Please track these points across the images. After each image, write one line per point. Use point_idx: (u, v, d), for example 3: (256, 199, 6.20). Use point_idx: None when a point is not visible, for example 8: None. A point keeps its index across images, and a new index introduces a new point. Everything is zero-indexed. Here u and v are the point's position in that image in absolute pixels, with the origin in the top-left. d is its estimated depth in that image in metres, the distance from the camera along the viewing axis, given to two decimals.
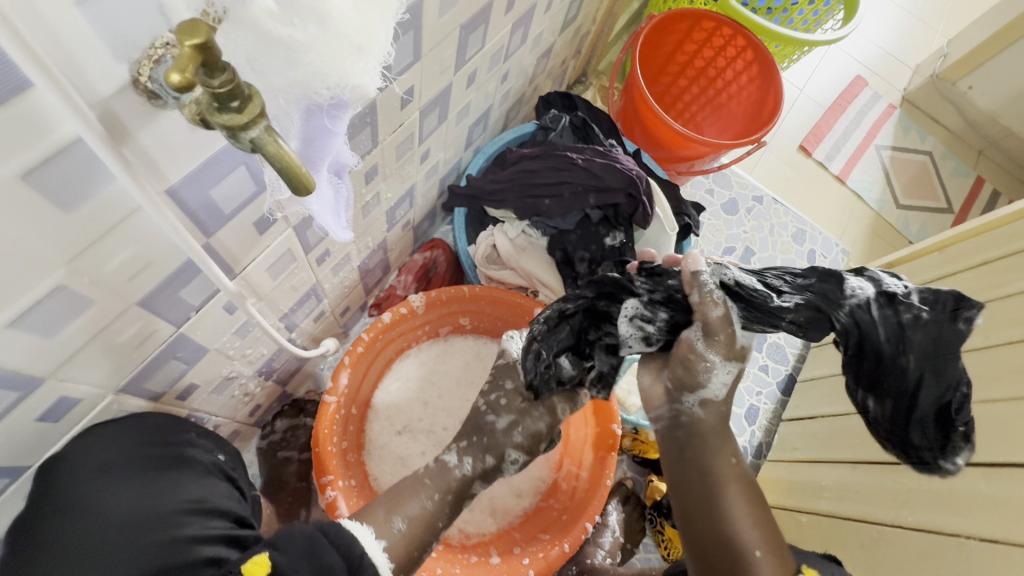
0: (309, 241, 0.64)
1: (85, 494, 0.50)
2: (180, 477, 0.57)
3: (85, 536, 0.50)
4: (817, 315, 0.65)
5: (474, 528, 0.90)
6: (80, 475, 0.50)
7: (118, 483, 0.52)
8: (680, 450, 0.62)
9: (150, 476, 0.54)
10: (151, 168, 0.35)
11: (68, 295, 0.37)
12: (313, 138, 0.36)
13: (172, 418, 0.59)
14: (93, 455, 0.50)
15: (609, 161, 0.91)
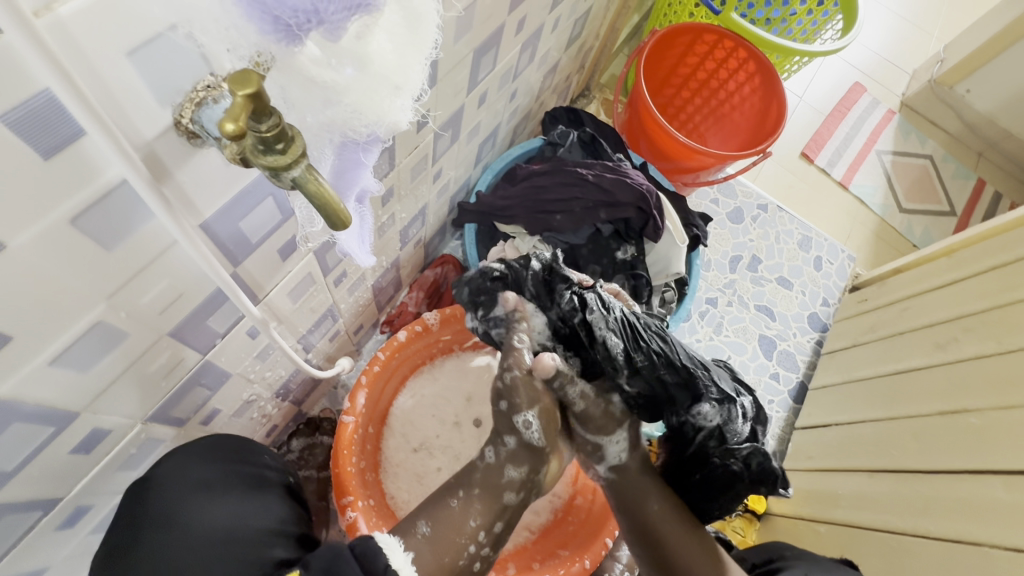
0: (328, 264, 0.65)
1: (186, 509, 0.56)
2: (262, 497, 0.62)
3: (182, 549, 0.55)
4: (650, 398, 0.76)
5: None
6: (181, 492, 0.56)
7: (210, 499, 0.58)
8: (621, 508, 0.77)
9: (237, 493, 0.61)
10: (186, 204, 0.36)
11: (104, 330, 0.37)
12: (344, 170, 0.37)
13: (252, 441, 0.66)
14: (191, 473, 0.56)
15: (619, 176, 0.92)
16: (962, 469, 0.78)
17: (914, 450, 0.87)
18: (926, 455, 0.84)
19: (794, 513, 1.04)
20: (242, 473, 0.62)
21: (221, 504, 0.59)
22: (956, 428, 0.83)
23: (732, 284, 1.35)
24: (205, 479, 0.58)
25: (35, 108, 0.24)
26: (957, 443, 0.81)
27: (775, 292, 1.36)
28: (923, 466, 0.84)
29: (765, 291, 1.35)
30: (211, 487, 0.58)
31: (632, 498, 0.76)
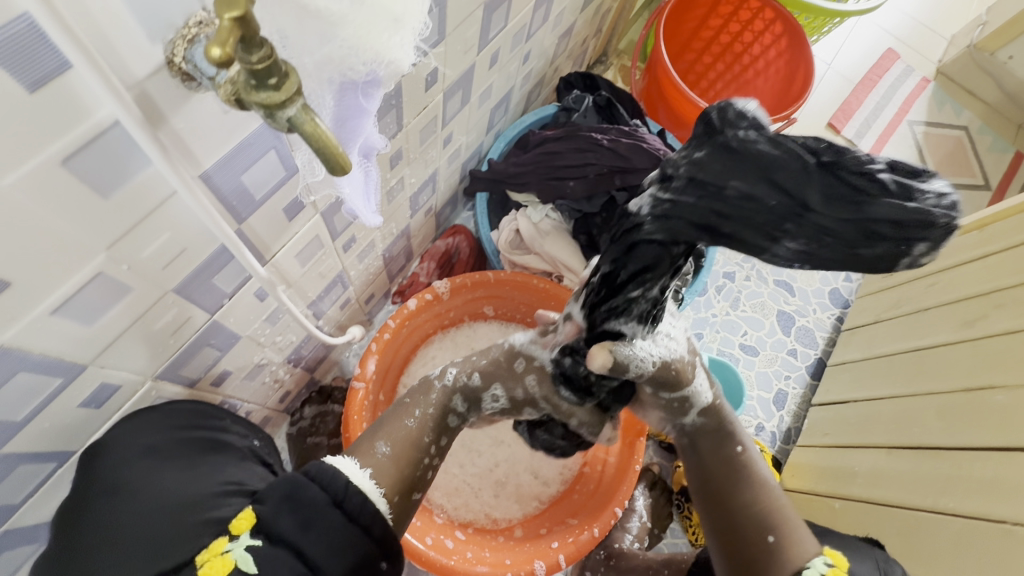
0: (336, 228, 0.64)
1: (134, 476, 0.49)
2: (218, 463, 0.55)
3: (128, 519, 0.48)
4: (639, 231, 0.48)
5: (501, 514, 0.90)
6: (123, 456, 0.49)
7: (159, 464, 0.51)
8: (700, 437, 0.69)
9: (186, 460, 0.53)
10: (183, 151, 0.35)
11: (107, 281, 0.37)
12: (345, 118, 0.35)
13: (211, 409, 0.58)
14: (137, 435, 0.49)
15: (636, 141, 0.88)
16: (986, 447, 0.75)
17: (936, 428, 0.84)
18: (949, 433, 0.82)
19: (809, 488, 1.02)
20: (201, 436, 0.55)
21: (170, 471, 0.51)
22: (982, 406, 0.80)
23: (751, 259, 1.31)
24: (153, 444, 0.50)
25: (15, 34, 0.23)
26: (982, 419, 0.78)
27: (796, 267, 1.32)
28: (945, 443, 0.81)
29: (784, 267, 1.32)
30: (158, 452, 0.51)
31: (725, 433, 0.68)
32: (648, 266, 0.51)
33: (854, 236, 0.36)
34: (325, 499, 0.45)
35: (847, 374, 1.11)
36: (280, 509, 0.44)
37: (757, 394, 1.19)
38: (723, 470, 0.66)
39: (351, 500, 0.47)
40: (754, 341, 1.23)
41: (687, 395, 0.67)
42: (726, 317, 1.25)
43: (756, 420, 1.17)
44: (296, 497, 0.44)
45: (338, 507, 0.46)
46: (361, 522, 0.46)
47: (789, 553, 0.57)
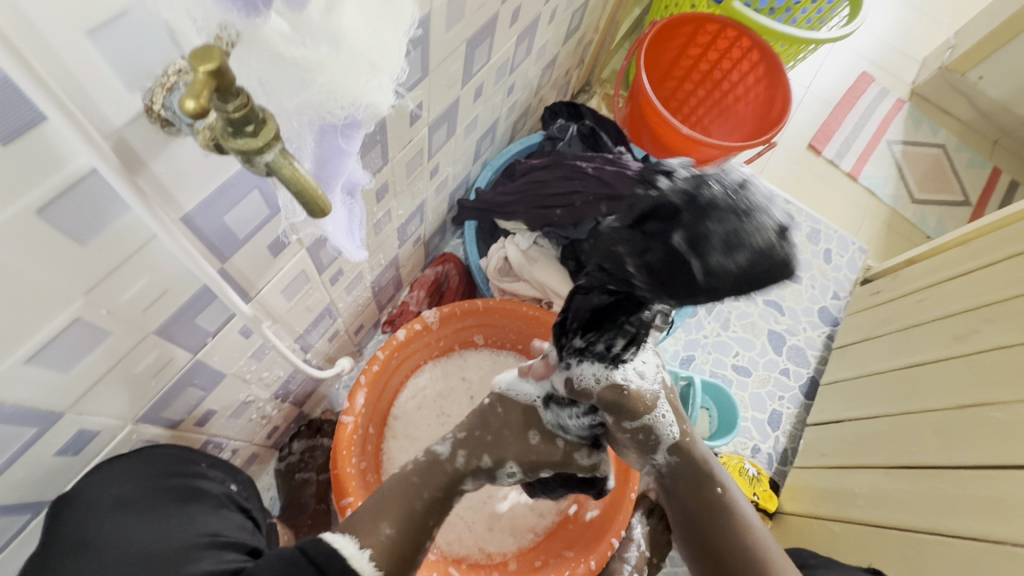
0: (322, 262, 0.64)
1: (101, 530, 0.47)
2: (190, 512, 0.53)
3: None
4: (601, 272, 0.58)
5: (495, 548, 0.88)
6: (95, 510, 0.47)
7: (132, 516, 0.49)
8: (680, 484, 0.71)
9: (162, 509, 0.51)
10: (163, 195, 0.35)
11: (85, 327, 0.36)
12: (326, 158, 0.36)
13: (189, 454, 0.56)
14: (111, 486, 0.47)
15: (621, 167, 0.85)
16: (981, 465, 0.75)
17: (931, 446, 0.83)
18: (943, 451, 0.81)
19: (808, 510, 1.00)
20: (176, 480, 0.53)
21: (141, 523, 0.49)
22: (975, 423, 0.79)
23: None
24: (127, 495, 0.48)
25: None
26: (976, 436, 0.78)
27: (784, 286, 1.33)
28: (940, 461, 0.81)
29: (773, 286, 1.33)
30: (130, 504, 0.48)
31: (699, 476, 0.70)
32: (592, 324, 0.62)
33: (643, 244, 0.50)
34: None
35: (840, 393, 1.11)
36: None
37: (752, 414, 1.19)
38: (705, 518, 0.68)
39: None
40: (746, 361, 1.24)
41: (650, 425, 0.69)
42: (718, 338, 1.25)
43: (752, 441, 1.17)
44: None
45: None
46: None
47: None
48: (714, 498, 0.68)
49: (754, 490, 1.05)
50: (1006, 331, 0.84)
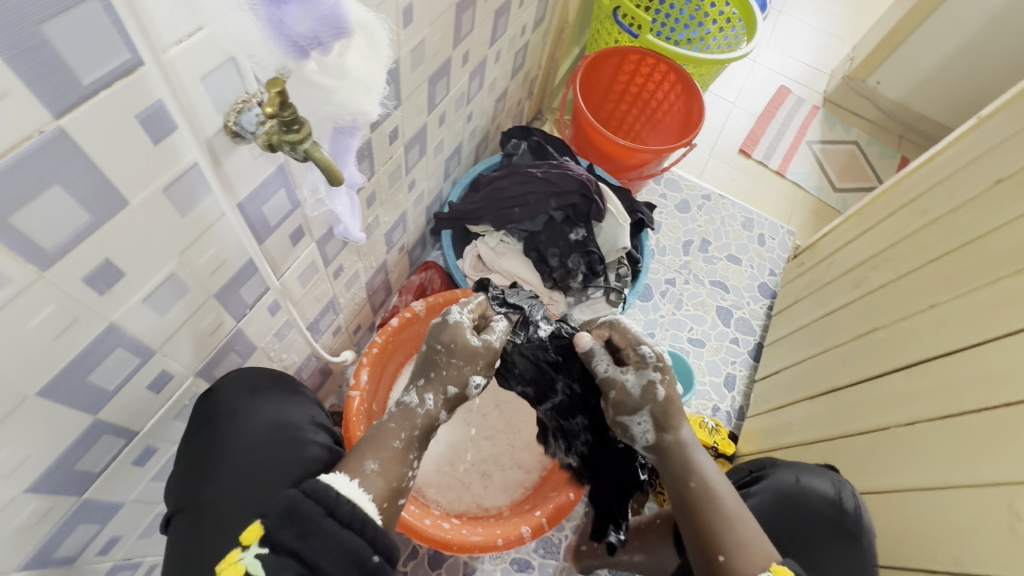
0: (328, 255, 0.81)
1: (243, 409, 0.69)
2: (295, 402, 0.77)
3: (244, 441, 0.70)
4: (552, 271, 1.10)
5: (490, 502, 1.01)
6: (237, 394, 0.69)
7: (260, 402, 0.72)
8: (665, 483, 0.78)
9: (277, 397, 0.75)
10: (230, 186, 0.52)
11: (176, 281, 0.53)
12: (337, 153, 0.54)
13: (291, 378, 0.79)
14: (243, 380, 0.71)
15: (563, 170, 1.09)
16: (874, 376, 0.92)
17: (842, 371, 1.01)
18: (850, 373, 0.98)
19: (758, 449, 1.16)
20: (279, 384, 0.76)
21: (265, 406, 0.72)
22: (870, 346, 0.97)
23: (687, 265, 1.52)
24: (254, 386, 0.72)
25: (152, 112, 0.40)
26: (870, 356, 0.96)
27: (726, 268, 1.53)
28: (848, 381, 0.98)
29: (716, 268, 1.52)
30: (257, 392, 0.72)
31: (676, 474, 0.76)
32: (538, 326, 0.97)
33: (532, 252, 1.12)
34: (320, 511, 0.56)
35: (779, 349, 1.28)
36: (281, 525, 0.53)
37: (708, 379, 1.35)
38: (685, 513, 0.73)
39: (343, 509, 0.57)
40: (699, 334, 1.41)
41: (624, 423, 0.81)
42: (673, 316, 1.43)
43: (711, 401, 1.33)
44: (295, 512, 0.54)
45: (331, 517, 0.56)
46: (353, 526, 0.57)
47: (741, 563, 0.65)
48: (693, 495, 0.73)
49: (715, 439, 1.19)
50: (888, 272, 1.03)
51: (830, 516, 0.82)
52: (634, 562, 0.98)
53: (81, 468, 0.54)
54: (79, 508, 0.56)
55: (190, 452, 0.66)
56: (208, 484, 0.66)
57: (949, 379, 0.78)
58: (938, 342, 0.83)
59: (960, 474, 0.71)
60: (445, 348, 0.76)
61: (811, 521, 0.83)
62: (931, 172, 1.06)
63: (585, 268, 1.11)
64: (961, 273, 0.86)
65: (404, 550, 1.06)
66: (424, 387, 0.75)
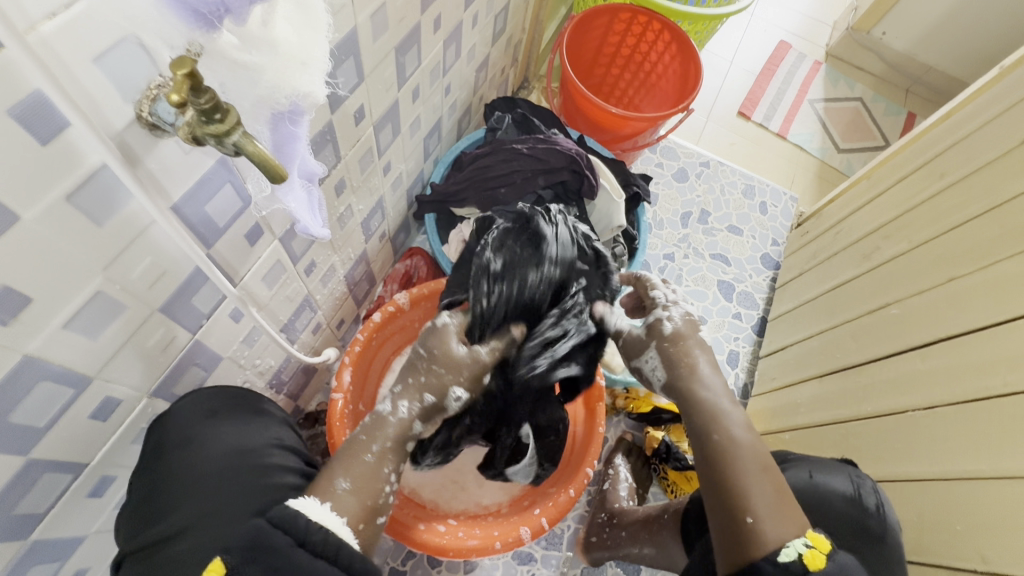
0: (296, 251, 0.74)
1: (200, 432, 0.62)
2: (260, 423, 0.70)
3: (197, 466, 0.61)
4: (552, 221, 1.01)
5: (490, 500, 0.97)
6: (193, 417, 0.62)
7: (218, 427, 0.64)
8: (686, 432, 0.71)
9: (239, 419, 0.67)
10: (158, 187, 0.45)
11: (105, 299, 0.46)
12: (281, 143, 0.46)
13: (263, 404, 0.74)
14: (199, 403, 0.63)
15: (550, 145, 1.01)
16: (888, 354, 0.87)
17: (853, 349, 0.96)
18: (862, 351, 0.93)
19: (764, 430, 1.11)
20: (240, 405, 0.69)
21: (223, 430, 0.65)
22: (883, 321, 0.92)
23: (686, 238, 1.44)
24: (212, 408, 0.64)
25: (31, 105, 0.33)
26: (884, 332, 0.90)
27: (727, 240, 1.46)
28: (860, 360, 0.93)
29: (717, 240, 1.45)
30: (216, 414, 0.64)
31: (698, 424, 0.69)
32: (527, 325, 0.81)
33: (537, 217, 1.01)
34: (289, 541, 0.53)
35: (784, 324, 1.23)
36: (248, 561, 0.52)
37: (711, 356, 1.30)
38: (709, 466, 0.66)
39: (315, 538, 0.54)
40: (701, 310, 1.36)
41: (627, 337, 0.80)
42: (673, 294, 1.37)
43: None
44: (261, 544, 0.53)
45: (303, 548, 0.53)
46: (327, 554, 0.53)
47: (775, 527, 0.60)
48: (716, 445, 0.66)
49: None
50: (901, 241, 0.97)
51: (851, 516, 0.72)
52: (644, 554, 0.95)
53: (21, 510, 0.48)
54: (27, 550, 0.51)
55: (145, 484, 0.60)
56: (164, 521, 0.58)
57: (974, 360, 0.72)
58: (961, 319, 0.77)
59: (985, 461, 0.66)
60: (429, 353, 0.68)
61: (832, 520, 0.73)
62: (948, 130, 0.99)
63: None
64: (984, 243, 0.79)
65: (402, 550, 1.03)
66: (399, 393, 0.67)
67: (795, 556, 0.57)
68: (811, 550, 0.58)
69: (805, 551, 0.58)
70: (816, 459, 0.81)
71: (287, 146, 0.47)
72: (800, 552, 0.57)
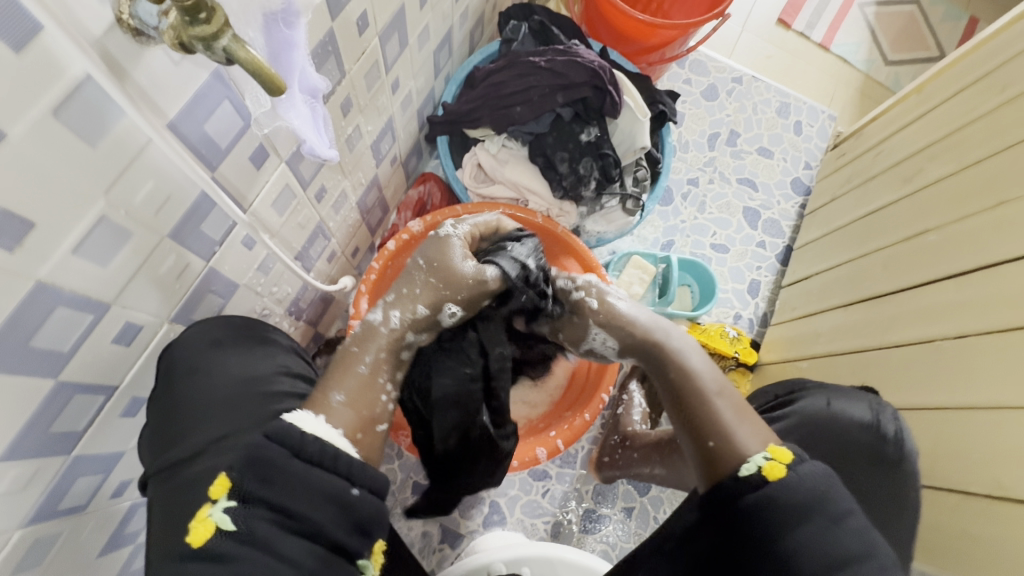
0: (305, 176, 0.71)
1: (206, 361, 0.63)
2: (267, 351, 0.71)
3: (205, 391, 0.63)
4: (572, 144, 0.95)
5: None
6: (198, 349, 0.63)
7: (224, 357, 0.65)
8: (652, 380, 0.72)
9: (243, 348, 0.68)
10: (149, 102, 0.42)
11: (109, 225, 0.44)
12: (278, 52, 0.43)
13: (269, 333, 0.74)
14: (206, 332, 0.64)
15: (572, 57, 0.91)
16: (922, 284, 0.84)
17: (882, 278, 0.92)
18: (890, 281, 0.90)
19: (780, 359, 1.10)
20: (252, 337, 0.71)
21: (228, 358, 0.66)
22: (919, 249, 0.87)
23: (713, 162, 1.37)
24: (218, 339, 0.65)
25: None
26: (918, 260, 0.86)
27: (756, 164, 1.38)
28: (890, 289, 0.89)
29: (745, 164, 1.38)
30: (221, 344, 0.65)
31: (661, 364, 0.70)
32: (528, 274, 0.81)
33: (556, 138, 0.95)
34: (284, 453, 0.51)
35: (810, 252, 1.19)
36: (254, 478, 0.50)
37: (731, 286, 1.28)
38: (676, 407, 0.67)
39: (310, 448, 0.53)
40: (723, 239, 1.31)
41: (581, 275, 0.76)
42: (695, 222, 1.32)
43: (734, 309, 1.27)
44: (257, 457, 0.51)
45: (298, 459, 0.52)
46: (325, 463, 0.53)
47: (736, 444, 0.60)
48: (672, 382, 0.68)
49: (734, 349, 1.15)
50: (948, 162, 0.90)
51: (867, 444, 0.75)
52: (654, 474, 0.98)
53: (59, 429, 0.50)
54: (72, 467, 0.54)
55: (159, 412, 0.61)
56: (182, 441, 0.60)
57: (1011, 289, 0.69)
58: (1004, 246, 0.73)
59: (1012, 391, 0.64)
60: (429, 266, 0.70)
61: (850, 447, 0.75)
62: (1015, 35, 0.88)
63: (598, 173, 0.97)
64: None
65: (424, 466, 1.09)
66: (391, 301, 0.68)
67: (755, 468, 0.56)
68: (770, 461, 0.56)
69: (765, 462, 0.56)
70: (834, 387, 0.81)
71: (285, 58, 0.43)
72: (759, 463, 0.56)
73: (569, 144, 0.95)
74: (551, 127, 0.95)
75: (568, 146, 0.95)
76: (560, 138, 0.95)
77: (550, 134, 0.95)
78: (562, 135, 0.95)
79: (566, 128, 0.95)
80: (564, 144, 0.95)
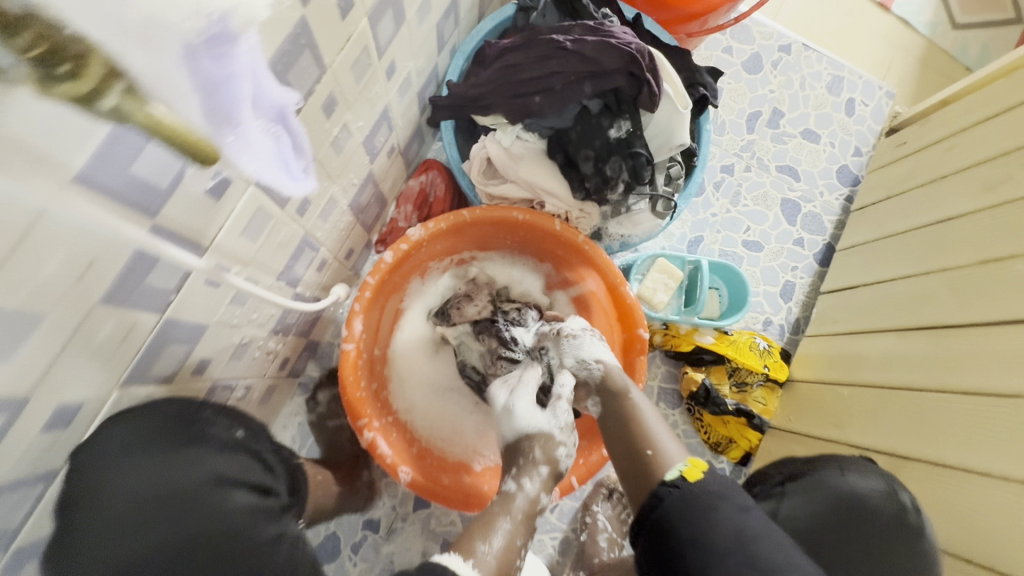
0: (280, 194, 0.59)
1: (115, 476, 0.50)
2: (198, 451, 0.56)
3: (107, 511, 0.49)
4: (595, 140, 0.81)
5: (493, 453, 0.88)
6: (104, 459, 0.49)
7: (138, 464, 0.52)
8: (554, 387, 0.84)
9: (161, 451, 0.54)
10: (41, 161, 0.30)
11: (6, 317, 0.34)
12: (215, 86, 0.30)
13: (202, 414, 0.59)
14: (115, 436, 0.50)
15: (603, 38, 0.77)
16: (994, 320, 0.73)
17: (945, 304, 0.82)
18: (954, 310, 0.80)
19: (818, 379, 1.00)
20: (186, 427, 0.57)
21: (141, 468, 0.52)
22: (1000, 275, 0.76)
23: (751, 146, 1.21)
24: (130, 441, 0.51)
25: None
26: (996, 291, 0.75)
27: (800, 148, 1.23)
28: (953, 320, 0.79)
29: (787, 149, 1.22)
30: (135, 450, 0.51)
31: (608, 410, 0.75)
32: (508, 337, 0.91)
33: (579, 138, 0.81)
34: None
35: (857, 258, 1.08)
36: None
37: (763, 289, 1.17)
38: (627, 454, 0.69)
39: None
40: (758, 235, 1.18)
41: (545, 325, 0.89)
42: (727, 215, 1.19)
43: (763, 314, 1.16)
44: None
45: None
46: None
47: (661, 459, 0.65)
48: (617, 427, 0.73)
49: (765, 363, 1.05)
50: None
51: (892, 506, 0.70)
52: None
53: None
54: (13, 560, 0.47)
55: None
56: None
57: None
58: None
59: None
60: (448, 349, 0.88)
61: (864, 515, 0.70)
62: None
63: (627, 174, 0.83)
64: None
65: None
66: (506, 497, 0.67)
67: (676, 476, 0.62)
68: (689, 466, 0.63)
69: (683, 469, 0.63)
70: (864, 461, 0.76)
71: (216, 73, 0.30)
72: (680, 470, 0.63)
73: (593, 143, 0.81)
74: (573, 123, 0.81)
75: (591, 145, 0.81)
76: (582, 135, 0.81)
77: (572, 131, 0.81)
78: (586, 133, 0.81)
79: (593, 122, 0.80)
80: (586, 144, 0.81)
